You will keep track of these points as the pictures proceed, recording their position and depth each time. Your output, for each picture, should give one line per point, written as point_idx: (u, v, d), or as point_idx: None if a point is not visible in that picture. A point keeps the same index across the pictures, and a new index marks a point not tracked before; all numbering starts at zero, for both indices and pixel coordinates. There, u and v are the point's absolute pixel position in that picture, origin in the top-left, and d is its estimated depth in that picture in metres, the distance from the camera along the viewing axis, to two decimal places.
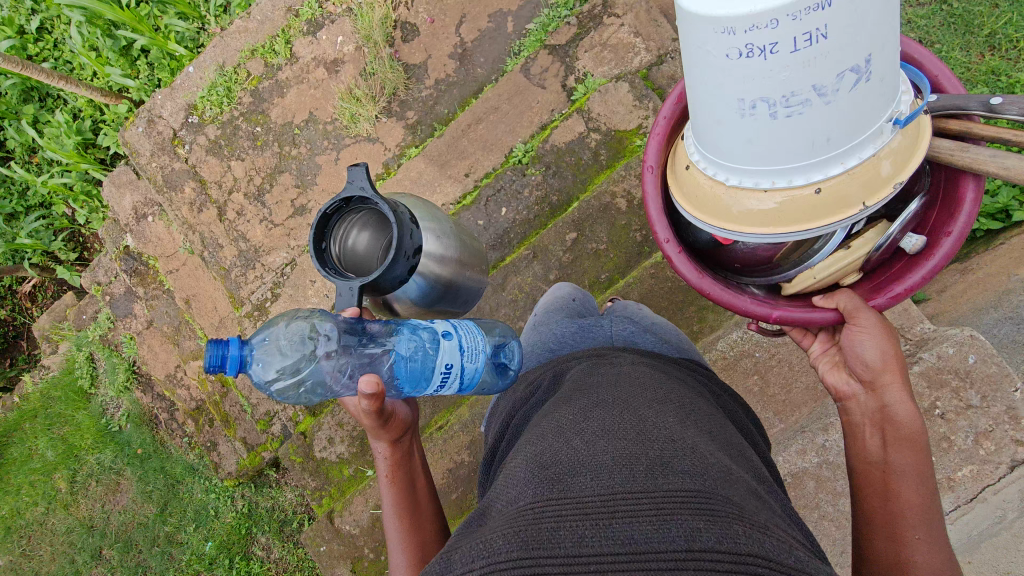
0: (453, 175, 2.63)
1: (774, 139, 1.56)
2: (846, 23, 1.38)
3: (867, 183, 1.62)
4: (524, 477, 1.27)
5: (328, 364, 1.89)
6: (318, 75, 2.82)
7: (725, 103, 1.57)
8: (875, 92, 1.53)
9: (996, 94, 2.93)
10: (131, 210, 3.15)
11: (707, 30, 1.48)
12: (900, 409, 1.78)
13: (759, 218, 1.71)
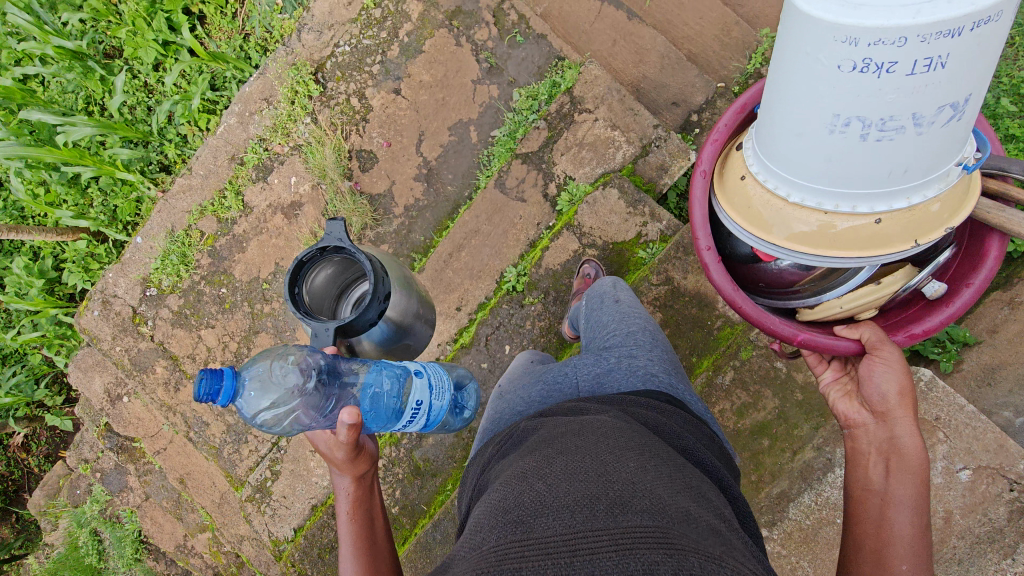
0: (443, 312, 2.68)
1: (853, 162, 1.43)
2: (965, 59, 1.24)
3: (930, 219, 1.57)
4: (485, 521, 1.21)
5: (309, 389, 1.87)
6: (277, 223, 2.72)
7: (815, 116, 1.41)
8: (957, 138, 1.42)
9: (1001, 99, 2.74)
10: (102, 394, 2.89)
11: (821, 36, 1.28)
12: (905, 437, 1.77)
13: (813, 242, 1.64)
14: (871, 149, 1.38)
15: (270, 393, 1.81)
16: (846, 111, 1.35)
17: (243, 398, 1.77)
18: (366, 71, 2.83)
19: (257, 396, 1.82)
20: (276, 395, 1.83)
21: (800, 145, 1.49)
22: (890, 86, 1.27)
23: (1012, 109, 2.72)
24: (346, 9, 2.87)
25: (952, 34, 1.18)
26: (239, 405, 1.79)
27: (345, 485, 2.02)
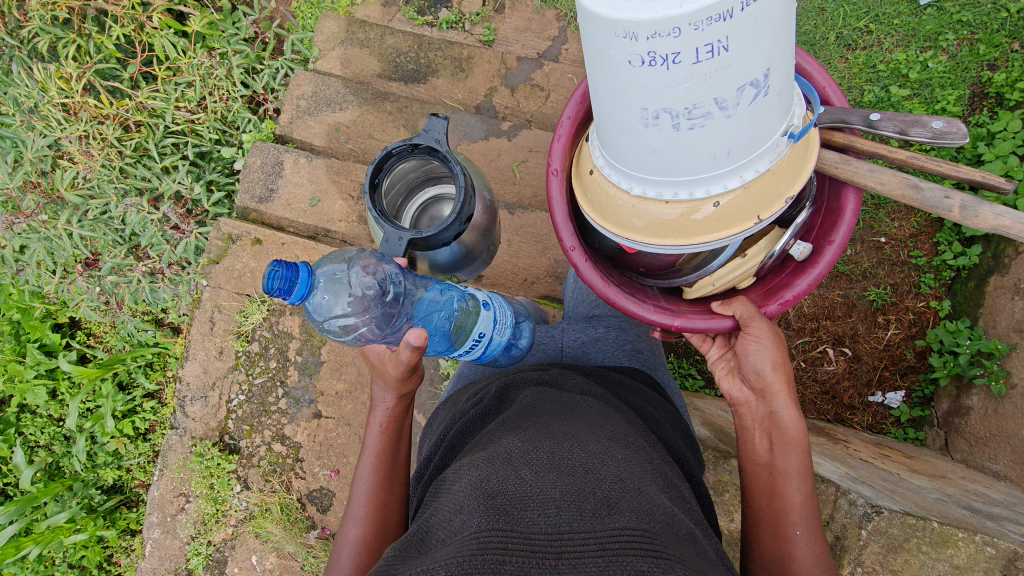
0: None
1: (676, 153, 1.23)
2: (754, 30, 1.06)
3: (771, 185, 1.33)
4: (469, 498, 1.09)
5: (378, 313, 1.68)
6: None
7: (626, 110, 1.21)
8: (777, 110, 1.23)
9: (888, 89, 2.63)
10: None
11: (604, 33, 1.10)
12: (784, 415, 1.64)
13: (656, 224, 1.41)
14: (688, 136, 1.18)
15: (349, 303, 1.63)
16: (654, 101, 1.15)
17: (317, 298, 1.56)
18: (270, 413, 2.32)
19: (330, 301, 1.64)
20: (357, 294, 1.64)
21: (624, 140, 1.28)
22: (681, 75, 1.09)
23: (903, 95, 2.62)
24: (219, 359, 2.38)
25: (727, 13, 1.02)
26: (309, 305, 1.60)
27: (383, 401, 1.73)
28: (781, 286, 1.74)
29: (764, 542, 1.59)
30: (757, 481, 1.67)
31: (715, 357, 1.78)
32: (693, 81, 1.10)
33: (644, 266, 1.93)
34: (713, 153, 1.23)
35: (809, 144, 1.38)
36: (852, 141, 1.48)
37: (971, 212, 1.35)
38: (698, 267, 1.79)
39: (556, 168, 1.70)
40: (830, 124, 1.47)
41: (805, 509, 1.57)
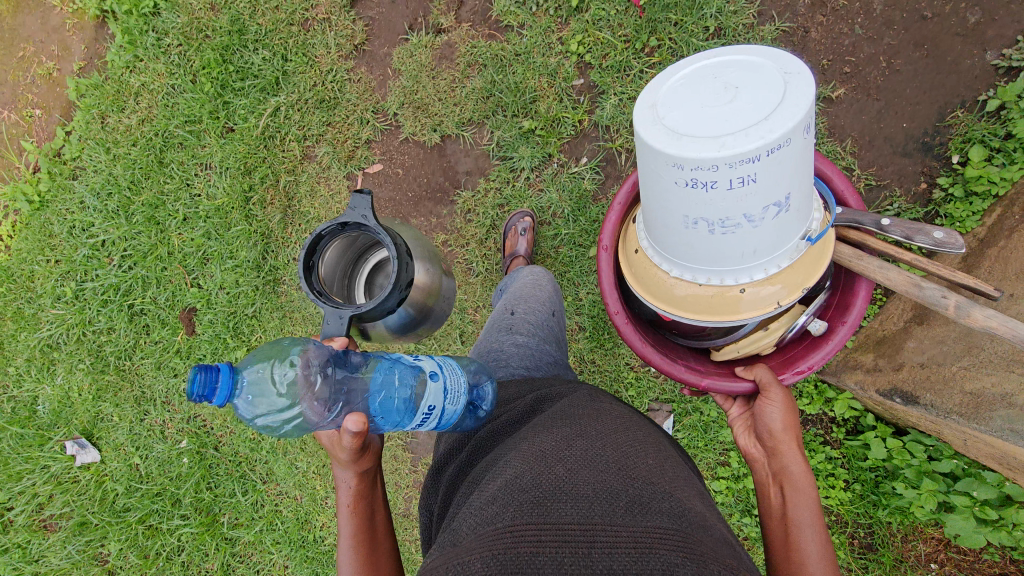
0: None
1: (710, 252, 1.05)
2: (789, 158, 0.90)
3: (793, 280, 1.13)
4: (494, 496, 0.85)
5: (315, 412, 1.08)
6: None
7: (667, 211, 1.02)
8: (797, 222, 1.04)
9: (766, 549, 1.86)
10: None
11: (654, 163, 0.94)
12: (798, 471, 1.25)
13: (690, 301, 1.18)
14: (722, 241, 1.01)
15: (290, 397, 1.05)
16: (693, 211, 0.96)
17: (243, 397, 1.02)
18: None
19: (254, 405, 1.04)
20: (283, 378, 1.06)
21: (661, 232, 1.10)
22: (716, 200, 0.92)
23: None
24: None
25: (761, 152, 0.85)
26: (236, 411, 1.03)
27: (345, 481, 1.23)
28: (802, 355, 1.39)
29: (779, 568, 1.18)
30: (768, 531, 1.25)
31: (736, 413, 1.42)
32: (725, 204, 0.93)
33: (683, 330, 1.49)
34: (747, 255, 1.04)
35: (824, 246, 1.16)
36: (867, 242, 1.18)
37: (965, 312, 1.00)
38: (726, 332, 1.42)
39: (603, 246, 1.42)
40: (845, 225, 1.19)
41: (827, 557, 1.15)
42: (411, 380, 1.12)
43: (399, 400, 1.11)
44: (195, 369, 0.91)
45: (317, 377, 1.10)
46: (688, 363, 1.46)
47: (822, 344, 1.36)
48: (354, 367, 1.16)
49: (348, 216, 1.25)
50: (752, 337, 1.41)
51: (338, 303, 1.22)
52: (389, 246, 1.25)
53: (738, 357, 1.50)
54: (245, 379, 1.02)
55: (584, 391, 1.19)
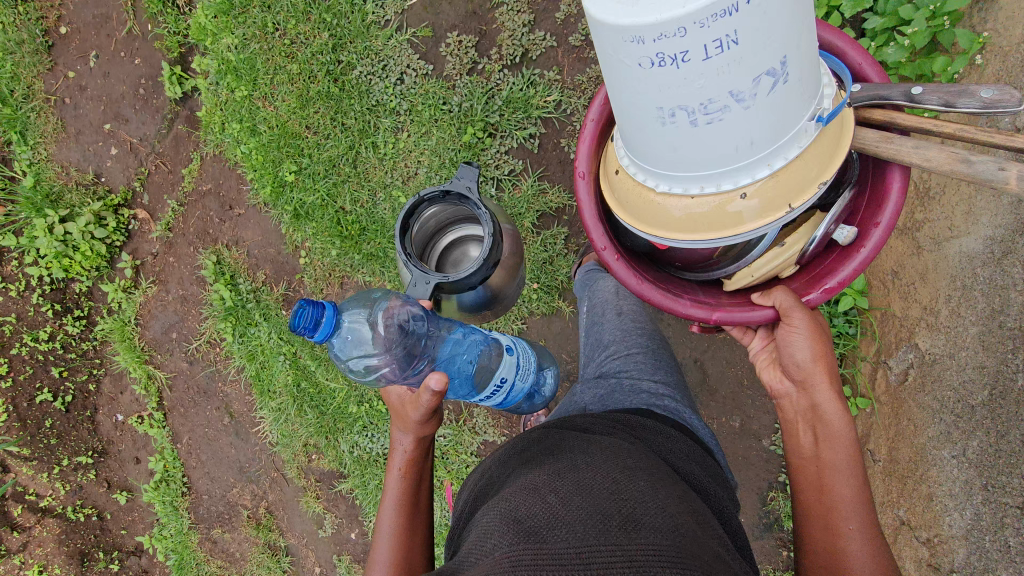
0: None
1: (702, 154, 0.89)
2: (772, 11, 0.75)
3: (802, 175, 0.93)
4: (492, 525, 0.82)
5: (388, 370, 1.40)
6: None
7: (641, 110, 0.88)
8: (799, 99, 0.86)
9: None
10: None
11: (610, 48, 0.81)
12: (832, 408, 1.14)
13: (687, 221, 1.00)
14: (711, 136, 0.85)
15: (375, 346, 1.36)
16: (666, 98, 0.82)
17: (341, 339, 1.32)
18: None
19: (354, 341, 1.35)
20: (369, 327, 1.36)
21: (640, 136, 0.94)
22: (691, 77, 0.78)
23: None
24: None
25: (736, 1, 0.72)
26: (336, 349, 1.34)
27: (403, 445, 1.39)
28: (832, 269, 1.18)
29: (811, 533, 1.11)
30: (797, 475, 1.18)
31: (759, 347, 1.32)
32: (706, 77, 0.78)
33: (685, 258, 1.30)
34: (745, 146, 0.88)
35: (842, 123, 0.97)
36: (890, 123, 1.02)
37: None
38: (737, 255, 1.24)
39: (579, 174, 1.23)
40: (866, 103, 1.03)
41: (861, 496, 1.10)
42: (480, 346, 1.59)
43: (460, 364, 1.55)
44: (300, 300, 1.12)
45: (398, 326, 1.40)
46: (694, 296, 1.25)
47: (854, 253, 1.14)
48: (420, 329, 1.45)
49: (454, 187, 1.47)
50: (767, 257, 1.22)
51: (426, 268, 1.40)
52: (483, 215, 1.44)
53: (753, 283, 1.27)
54: (349, 322, 1.34)
55: (580, 433, 1.11)
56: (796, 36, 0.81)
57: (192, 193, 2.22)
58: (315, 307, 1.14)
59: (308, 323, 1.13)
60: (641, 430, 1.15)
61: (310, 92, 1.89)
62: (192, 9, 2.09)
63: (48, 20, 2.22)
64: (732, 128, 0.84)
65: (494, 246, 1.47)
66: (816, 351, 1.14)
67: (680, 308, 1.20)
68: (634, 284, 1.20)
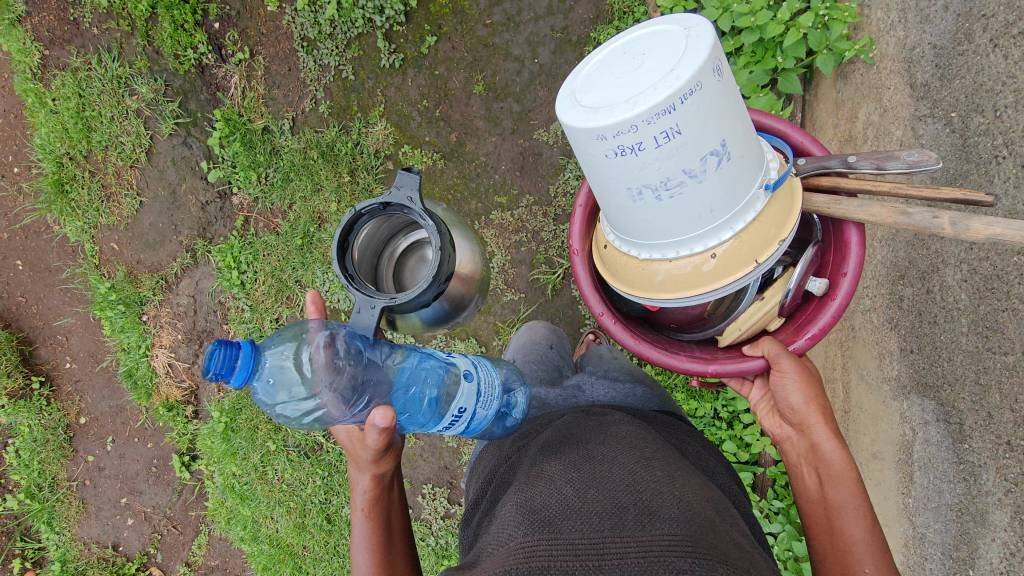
0: None
1: (673, 223, 1.00)
2: (709, 104, 0.88)
3: (765, 234, 1.04)
4: (512, 517, 0.93)
5: (334, 406, 1.14)
6: None
7: (614, 189, 1.00)
8: (747, 165, 0.98)
9: None
10: None
11: (584, 146, 0.93)
12: (830, 447, 1.15)
13: (668, 284, 1.09)
14: (676, 207, 0.97)
15: (304, 380, 1.11)
16: (633, 181, 0.93)
17: (264, 384, 1.06)
18: None
19: (279, 379, 1.09)
20: (308, 368, 1.12)
21: (616, 212, 1.06)
22: (650, 161, 0.91)
23: None
24: None
25: (675, 102, 0.84)
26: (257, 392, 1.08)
27: (361, 484, 1.28)
28: (812, 317, 1.24)
29: (817, 543, 1.13)
30: (806, 513, 1.18)
31: (758, 395, 1.33)
32: (665, 163, 0.90)
33: (679, 318, 1.38)
34: (707, 211, 0.98)
35: (791, 197, 1.07)
36: (838, 187, 1.09)
37: (962, 227, 0.83)
38: (727, 313, 1.31)
39: (574, 250, 1.32)
40: (813, 172, 1.12)
41: (872, 538, 1.08)
42: (442, 372, 1.23)
43: (426, 398, 1.22)
44: (212, 343, 0.93)
45: (338, 358, 1.15)
46: (690, 351, 1.32)
47: (829, 302, 1.21)
48: (366, 354, 1.19)
49: (389, 197, 1.19)
50: (753, 309, 1.28)
51: (373, 291, 1.19)
52: (429, 228, 1.20)
53: (742, 337, 1.32)
54: (269, 356, 1.08)
55: (600, 426, 1.17)
56: (730, 120, 0.93)
57: (203, 565, 2.48)
58: (229, 361, 0.95)
59: (221, 368, 0.94)
60: (654, 429, 1.22)
61: (308, 522, 2.17)
62: (200, 418, 2.35)
63: (70, 414, 2.50)
64: (690, 199, 0.96)
65: (444, 257, 1.23)
66: (812, 395, 1.17)
67: (679, 360, 1.26)
68: (629, 343, 1.27)
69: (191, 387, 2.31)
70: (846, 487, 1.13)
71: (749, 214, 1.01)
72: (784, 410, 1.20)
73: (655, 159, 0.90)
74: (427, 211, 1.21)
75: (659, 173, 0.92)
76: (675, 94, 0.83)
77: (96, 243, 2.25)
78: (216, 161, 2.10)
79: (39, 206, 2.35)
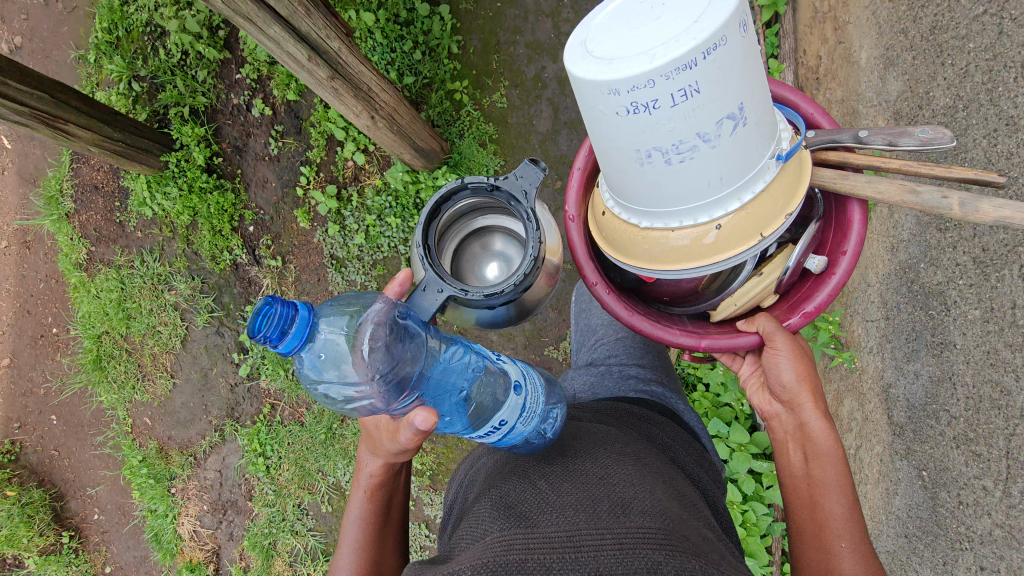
0: None
1: (679, 193, 0.86)
2: (730, 60, 0.76)
3: (772, 209, 0.88)
4: (484, 513, 0.88)
5: (385, 392, 1.00)
6: None
7: (617, 150, 0.86)
8: (759, 137, 0.84)
9: None
10: None
11: (591, 100, 0.80)
12: (818, 426, 1.09)
13: (666, 257, 0.95)
14: (686, 174, 0.83)
15: (357, 357, 0.99)
16: (642, 140, 0.81)
17: (312, 355, 0.95)
18: None
19: (331, 356, 0.99)
20: (370, 348, 1.00)
21: (616, 178, 0.92)
22: (663, 122, 0.78)
23: None
24: None
25: (698, 55, 0.72)
26: (303, 364, 0.99)
27: (368, 467, 1.21)
28: (807, 295, 1.09)
29: (805, 550, 1.04)
30: (790, 497, 1.11)
31: (747, 372, 1.21)
32: (679, 122, 0.78)
33: (671, 292, 1.17)
34: (718, 180, 0.84)
35: (801, 164, 0.93)
36: (845, 160, 0.97)
37: (975, 210, 0.80)
38: (719, 288, 1.12)
39: (569, 216, 1.16)
40: (819, 142, 0.99)
41: (852, 515, 1.03)
42: (483, 368, 1.10)
43: (457, 396, 1.08)
44: (269, 297, 0.83)
45: (388, 334, 1.04)
46: (682, 326, 1.16)
47: (825, 282, 1.06)
48: (412, 336, 1.08)
49: (505, 185, 1.34)
50: (749, 285, 1.10)
51: (444, 273, 1.28)
52: (529, 230, 1.33)
53: (736, 314, 1.15)
54: (321, 334, 0.96)
55: (581, 425, 1.17)
56: (751, 86, 0.80)
57: None
58: (279, 321, 0.84)
59: (272, 331, 0.84)
60: (636, 426, 1.22)
61: None
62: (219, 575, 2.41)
63: (95, 565, 2.62)
64: (704, 174, 0.83)
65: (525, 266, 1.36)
66: (806, 367, 1.09)
67: (675, 335, 1.10)
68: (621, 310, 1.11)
69: (211, 551, 2.40)
70: (829, 470, 1.06)
71: (755, 183, 0.86)
72: (779, 386, 1.12)
73: (671, 117, 0.77)
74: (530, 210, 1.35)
75: (672, 136, 0.79)
76: (702, 45, 0.71)
77: (130, 415, 2.39)
78: (245, 352, 2.25)
79: (79, 379, 2.50)
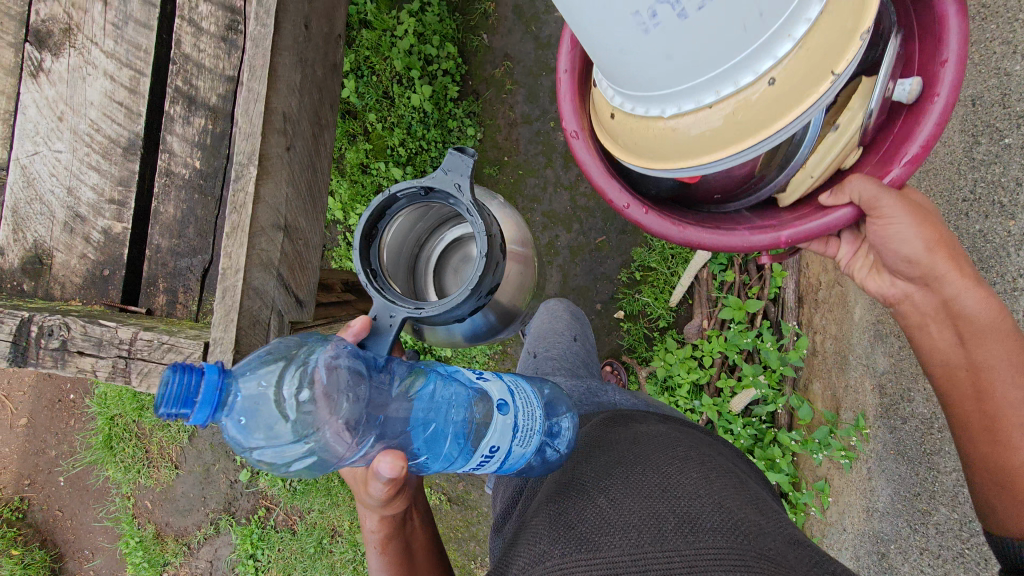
0: None
1: (700, 55, 0.62)
2: None
3: (839, 29, 0.64)
4: (541, 530, 0.82)
5: (331, 446, 0.91)
6: None
7: (607, 30, 0.63)
8: None
9: None
10: None
11: None
12: (973, 304, 0.94)
13: (703, 144, 0.73)
14: (706, 37, 0.60)
15: (286, 416, 0.87)
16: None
17: (233, 416, 0.84)
18: None
19: (260, 412, 0.86)
20: (298, 403, 0.88)
21: (607, 55, 0.68)
22: None
23: None
24: None
25: None
26: (229, 430, 0.86)
27: (370, 526, 1.11)
28: (902, 136, 0.87)
29: (973, 445, 0.99)
30: (942, 379, 1.01)
31: (846, 256, 1.07)
32: None
33: (723, 184, 0.92)
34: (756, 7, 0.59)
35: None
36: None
37: None
38: (780, 164, 0.89)
39: (567, 133, 0.94)
40: None
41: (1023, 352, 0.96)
42: (467, 395, 1.01)
43: (454, 429, 0.99)
44: (172, 367, 0.74)
45: (331, 370, 0.92)
46: (749, 219, 0.94)
47: (925, 109, 0.84)
48: (364, 373, 0.97)
49: (434, 181, 1.06)
50: (818, 154, 0.86)
51: (397, 296, 1.05)
52: (475, 225, 1.05)
53: (812, 189, 0.93)
54: (239, 393, 0.85)
55: (635, 427, 1.08)
56: None
57: None
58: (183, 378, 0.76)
59: (178, 395, 0.75)
60: (686, 431, 1.11)
61: None
62: None
63: None
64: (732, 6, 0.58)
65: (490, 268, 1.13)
66: (930, 237, 0.90)
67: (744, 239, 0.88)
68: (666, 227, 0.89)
69: None
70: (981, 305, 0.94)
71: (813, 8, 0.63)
72: (893, 260, 0.96)
73: None
74: (473, 202, 1.07)
75: None
76: None
77: (133, 498, 2.49)
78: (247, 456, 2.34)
79: (89, 455, 2.62)
